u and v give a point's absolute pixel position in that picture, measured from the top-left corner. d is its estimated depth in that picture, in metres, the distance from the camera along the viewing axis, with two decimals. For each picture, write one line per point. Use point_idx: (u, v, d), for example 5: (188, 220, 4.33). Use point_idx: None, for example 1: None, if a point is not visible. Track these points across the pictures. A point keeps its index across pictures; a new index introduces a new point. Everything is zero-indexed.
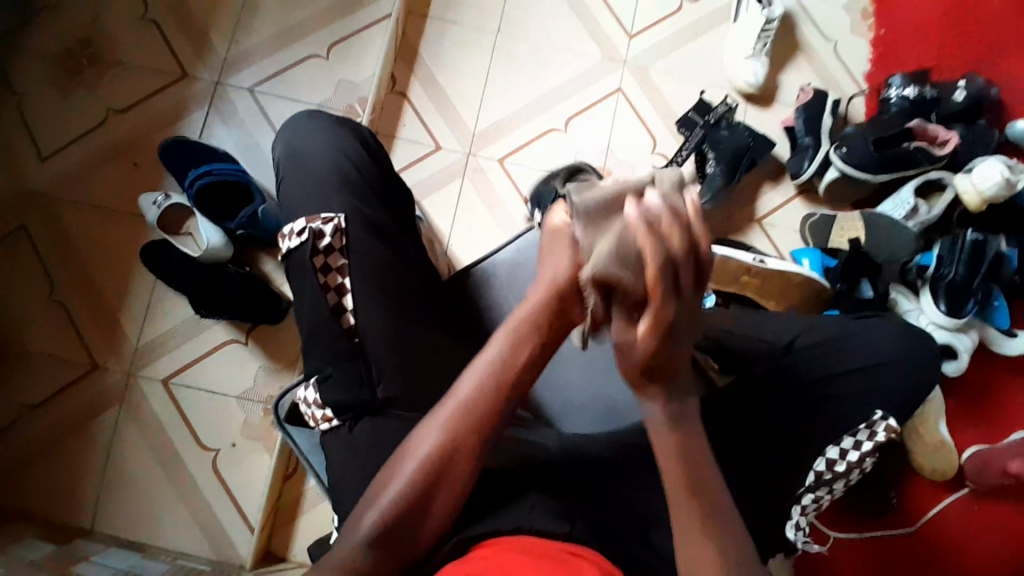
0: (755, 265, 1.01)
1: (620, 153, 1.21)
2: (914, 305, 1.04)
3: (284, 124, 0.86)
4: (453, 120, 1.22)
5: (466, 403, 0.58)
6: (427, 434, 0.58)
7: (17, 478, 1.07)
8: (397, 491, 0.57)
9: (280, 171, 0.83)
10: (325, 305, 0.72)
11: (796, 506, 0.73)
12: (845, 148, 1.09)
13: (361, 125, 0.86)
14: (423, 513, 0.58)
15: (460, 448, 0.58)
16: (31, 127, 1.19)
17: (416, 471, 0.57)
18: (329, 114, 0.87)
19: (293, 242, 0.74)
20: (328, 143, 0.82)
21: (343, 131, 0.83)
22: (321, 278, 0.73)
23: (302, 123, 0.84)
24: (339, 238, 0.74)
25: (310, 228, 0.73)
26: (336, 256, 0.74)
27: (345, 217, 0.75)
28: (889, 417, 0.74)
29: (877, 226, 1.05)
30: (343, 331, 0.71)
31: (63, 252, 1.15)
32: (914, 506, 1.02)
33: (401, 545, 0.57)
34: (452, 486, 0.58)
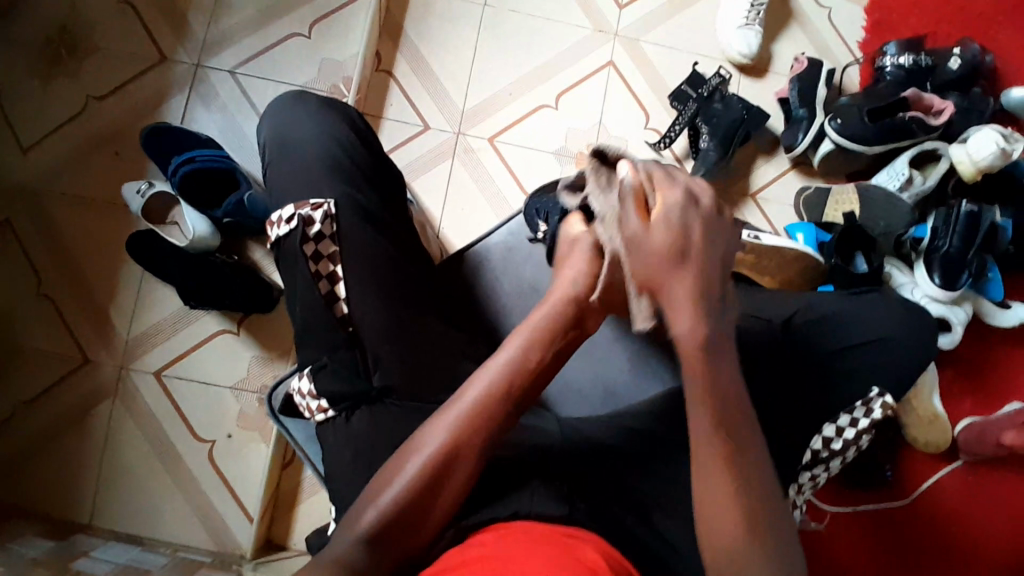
0: (751, 243, 0.99)
1: (613, 128, 1.19)
2: (909, 279, 1.04)
3: (268, 109, 0.84)
4: (441, 99, 1.20)
5: (471, 406, 0.59)
6: (430, 436, 0.58)
7: (12, 475, 1.07)
8: (397, 487, 0.57)
9: (266, 158, 0.81)
10: (317, 294, 0.71)
11: (793, 485, 0.75)
12: (839, 120, 1.07)
13: (348, 107, 0.84)
14: (422, 515, 0.57)
15: (463, 450, 0.58)
16: (6, 116, 1.16)
17: (417, 470, 0.57)
18: (315, 96, 0.84)
19: (283, 229, 0.72)
20: (315, 127, 0.80)
21: (331, 115, 0.81)
22: (312, 267, 0.71)
23: (287, 107, 0.82)
24: (329, 225, 0.73)
25: (300, 214, 0.72)
26: (328, 243, 0.72)
27: (335, 203, 0.73)
28: (885, 394, 0.75)
29: (873, 198, 1.05)
30: (337, 320, 0.70)
31: (47, 245, 1.12)
32: (908, 477, 1.03)
33: (399, 547, 0.55)
34: (454, 488, 0.58)
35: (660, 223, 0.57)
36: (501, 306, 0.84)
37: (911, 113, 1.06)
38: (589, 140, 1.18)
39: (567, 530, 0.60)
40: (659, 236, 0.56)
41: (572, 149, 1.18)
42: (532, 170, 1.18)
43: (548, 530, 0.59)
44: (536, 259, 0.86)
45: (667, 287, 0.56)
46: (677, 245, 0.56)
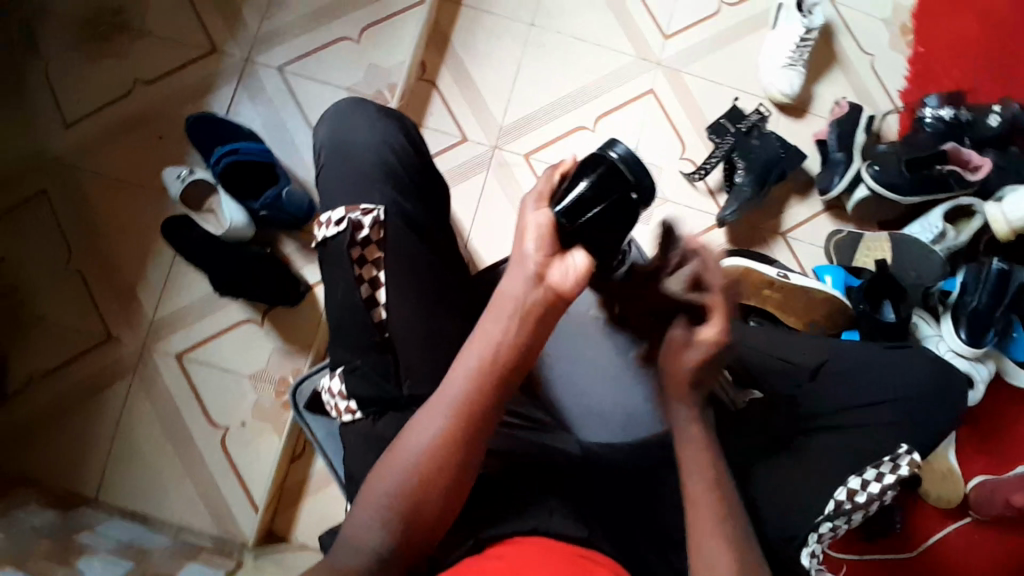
0: (778, 280, 1.00)
1: (649, 154, 1.20)
2: (935, 332, 1.03)
3: (325, 112, 0.85)
4: (481, 111, 1.21)
5: (456, 397, 0.58)
6: (420, 430, 0.59)
7: (25, 443, 1.08)
8: (397, 476, 0.58)
9: (318, 157, 0.82)
10: (357, 297, 0.72)
11: (813, 533, 0.72)
12: (877, 167, 1.08)
13: (401, 114, 0.85)
14: (421, 504, 0.58)
15: (453, 442, 0.58)
16: (55, 92, 1.18)
17: (415, 460, 0.58)
18: (372, 101, 0.85)
19: (330, 231, 0.74)
20: (368, 131, 0.81)
21: (384, 120, 0.82)
22: (356, 270, 0.72)
23: (344, 110, 0.83)
24: (377, 231, 0.73)
25: (350, 219, 0.73)
26: (374, 249, 0.73)
27: (384, 211, 0.74)
28: (913, 452, 0.74)
29: (905, 248, 1.05)
30: (376, 325, 0.71)
31: (82, 221, 1.14)
32: (919, 530, 1.02)
33: (406, 534, 0.57)
34: (449, 481, 0.58)
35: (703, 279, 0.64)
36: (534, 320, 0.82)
37: (949, 166, 1.06)
38: None
39: (582, 550, 0.61)
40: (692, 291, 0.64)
41: None
42: None
43: (562, 547, 0.60)
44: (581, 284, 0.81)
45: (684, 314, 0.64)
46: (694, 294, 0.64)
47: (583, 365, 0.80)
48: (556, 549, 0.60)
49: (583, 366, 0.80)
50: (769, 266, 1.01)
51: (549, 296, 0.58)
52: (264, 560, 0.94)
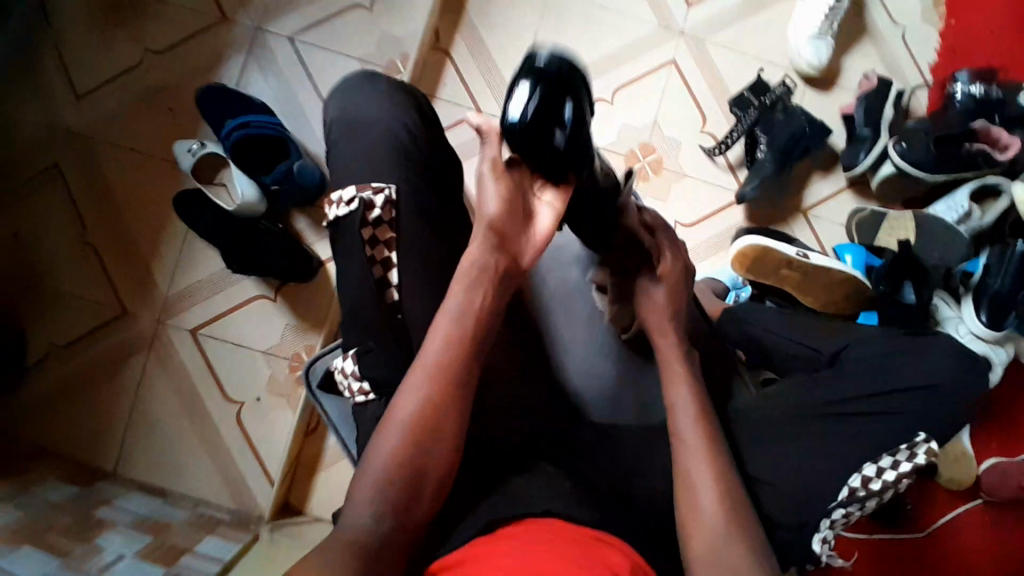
0: (797, 260, 0.98)
1: (668, 128, 1.17)
2: (954, 314, 1.01)
3: (340, 86, 0.83)
4: (496, 83, 1.18)
5: (438, 356, 0.60)
6: (405, 402, 0.59)
7: (44, 414, 1.09)
8: (388, 454, 0.57)
9: (331, 135, 0.80)
10: (370, 280, 0.70)
11: (824, 519, 0.70)
12: (904, 143, 1.04)
13: (416, 90, 0.84)
14: (416, 476, 0.58)
15: (441, 403, 0.59)
16: (64, 62, 1.17)
17: (403, 434, 0.58)
18: (385, 76, 0.83)
19: (342, 211, 0.72)
20: (383, 106, 0.79)
21: (399, 98, 0.80)
22: (368, 252, 0.71)
23: (359, 86, 0.81)
24: (388, 211, 0.72)
25: (361, 198, 0.71)
26: (385, 229, 0.71)
27: (396, 190, 0.72)
28: (931, 440, 0.72)
29: (930, 228, 1.00)
30: (388, 306, 0.70)
31: (95, 193, 1.14)
32: (932, 510, 1.00)
33: (406, 509, 0.57)
34: (440, 446, 0.59)
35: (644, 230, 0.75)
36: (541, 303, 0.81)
37: (978, 144, 1.03)
38: (641, 138, 1.17)
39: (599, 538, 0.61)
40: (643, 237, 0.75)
41: (624, 143, 1.17)
42: None
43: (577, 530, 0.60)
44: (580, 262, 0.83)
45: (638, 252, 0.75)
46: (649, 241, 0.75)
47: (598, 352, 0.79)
48: (571, 533, 0.59)
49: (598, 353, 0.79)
50: (788, 245, 0.98)
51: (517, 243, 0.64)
52: (280, 534, 0.96)
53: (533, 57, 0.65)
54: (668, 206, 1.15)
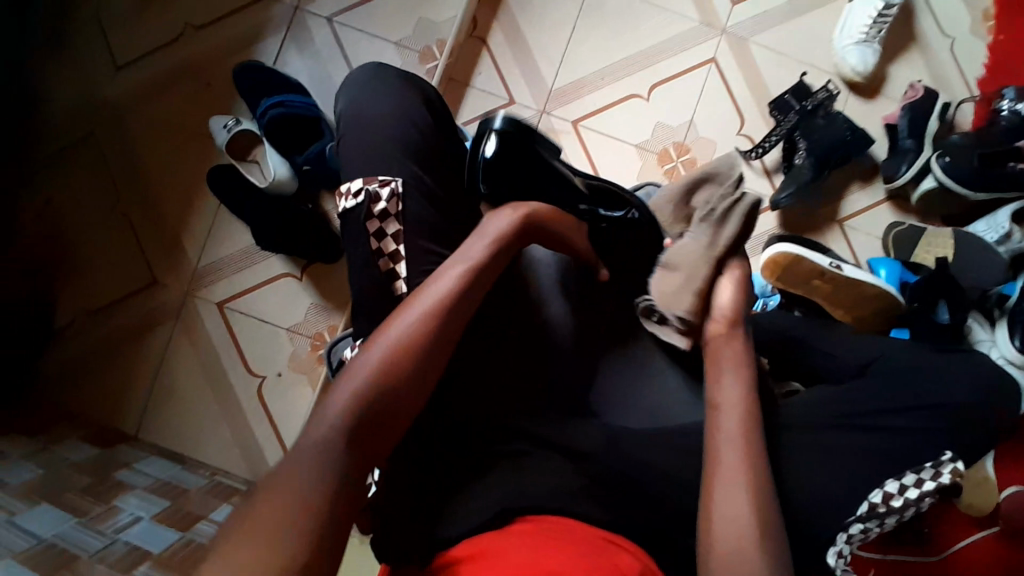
0: (831, 271, 0.96)
1: (703, 128, 1.15)
2: (988, 337, 0.97)
3: (348, 79, 0.85)
4: (531, 73, 1.17)
5: (433, 301, 0.62)
6: (398, 323, 0.61)
7: (70, 378, 1.12)
8: (371, 366, 0.58)
9: (340, 126, 0.81)
10: (377, 271, 0.72)
11: (841, 533, 0.69)
12: (947, 158, 1.00)
13: (425, 83, 0.84)
14: (391, 402, 0.57)
15: (429, 338, 0.60)
16: (108, 34, 1.19)
17: (390, 352, 0.58)
18: (394, 69, 0.85)
19: (349, 203, 0.73)
20: (392, 101, 0.80)
21: (410, 92, 0.81)
22: (374, 244, 0.72)
23: (365, 80, 0.83)
24: (394, 203, 0.73)
25: (367, 191, 0.73)
26: (391, 222, 0.72)
27: (402, 183, 0.74)
28: (957, 461, 0.71)
29: (969, 246, 0.98)
30: (395, 298, 0.71)
31: (129, 166, 1.16)
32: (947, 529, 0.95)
33: (375, 428, 0.56)
34: (420, 383, 0.60)
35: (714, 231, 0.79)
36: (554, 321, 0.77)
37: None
38: (674, 137, 1.15)
39: (608, 536, 0.61)
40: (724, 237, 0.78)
41: (656, 143, 1.15)
42: (613, 160, 1.15)
43: (586, 533, 0.60)
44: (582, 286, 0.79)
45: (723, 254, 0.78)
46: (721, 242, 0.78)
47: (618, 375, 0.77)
48: (580, 534, 0.59)
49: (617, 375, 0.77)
50: (822, 255, 0.97)
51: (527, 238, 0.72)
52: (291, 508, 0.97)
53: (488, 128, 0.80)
54: None
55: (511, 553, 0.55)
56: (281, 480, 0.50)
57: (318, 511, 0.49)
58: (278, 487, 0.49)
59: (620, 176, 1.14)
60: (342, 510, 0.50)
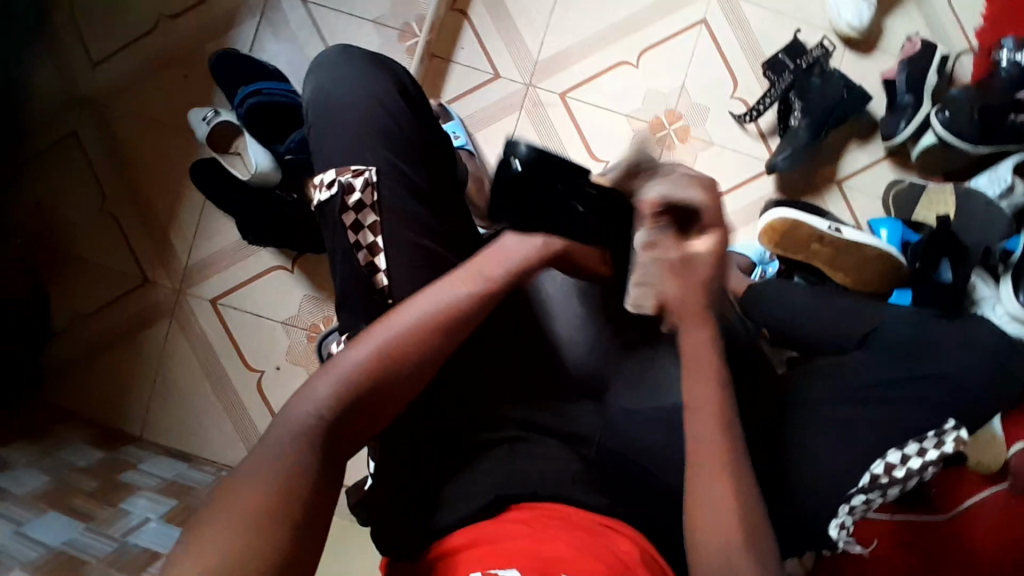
0: (829, 234, 0.94)
1: (694, 92, 1.11)
2: (991, 294, 0.91)
3: (313, 66, 0.83)
4: (516, 45, 1.13)
5: (432, 310, 0.60)
6: (398, 320, 0.59)
7: (70, 381, 1.12)
8: (363, 360, 0.57)
9: (309, 117, 0.79)
10: (357, 265, 0.71)
11: (843, 505, 0.69)
12: (947, 112, 0.97)
13: (393, 62, 0.82)
14: (376, 400, 0.57)
15: (427, 344, 0.59)
16: (81, 29, 1.15)
17: (385, 350, 0.57)
18: (362, 50, 0.83)
19: (324, 194, 0.73)
20: (366, 86, 0.78)
21: (379, 76, 0.79)
22: (352, 237, 0.71)
23: (332, 63, 0.81)
24: (369, 193, 0.72)
25: (340, 182, 0.72)
26: (367, 212, 0.71)
27: (376, 171, 0.73)
28: (961, 429, 0.70)
29: (970, 204, 0.94)
30: (377, 291, 0.70)
31: (112, 163, 1.14)
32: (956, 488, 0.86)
33: (353, 424, 0.55)
34: (410, 386, 0.59)
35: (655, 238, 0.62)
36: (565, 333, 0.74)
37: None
38: (665, 103, 1.11)
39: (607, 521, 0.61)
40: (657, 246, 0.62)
41: (647, 111, 1.11)
42: (603, 131, 1.12)
43: (586, 519, 0.60)
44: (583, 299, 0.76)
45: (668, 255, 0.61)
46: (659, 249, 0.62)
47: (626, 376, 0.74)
48: (578, 522, 0.59)
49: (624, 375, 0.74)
50: (820, 219, 0.95)
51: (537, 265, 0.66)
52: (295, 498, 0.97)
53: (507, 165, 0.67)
54: None
55: (506, 543, 0.55)
56: (249, 465, 0.50)
57: (273, 512, 0.47)
58: (246, 473, 0.49)
59: (612, 147, 1.11)
60: (302, 508, 0.49)
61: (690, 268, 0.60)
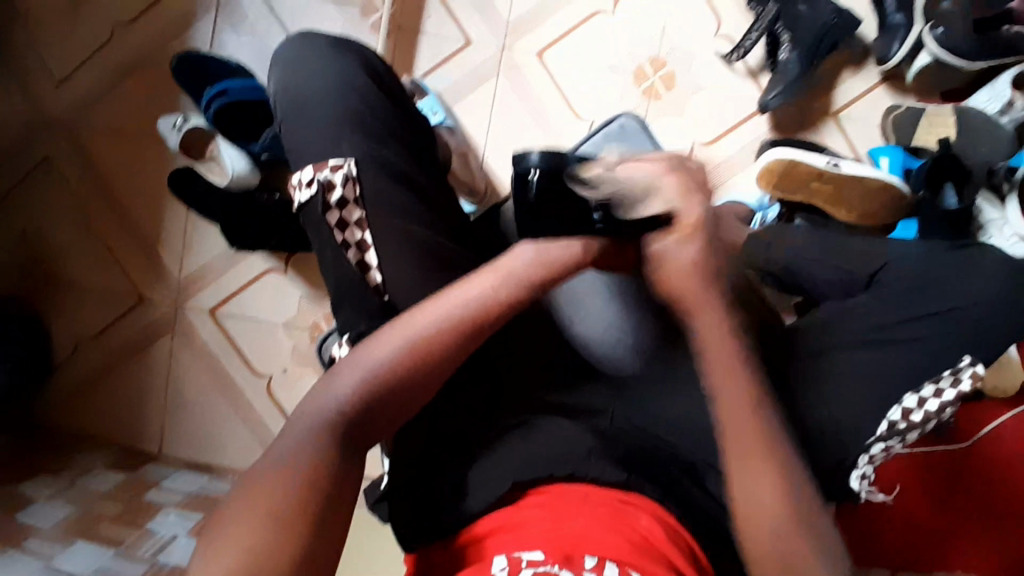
0: (827, 171, 0.90)
1: (677, 34, 1.06)
2: (999, 216, 0.89)
3: (275, 55, 0.78)
4: (485, 8, 1.08)
5: (455, 311, 0.58)
6: (420, 316, 0.57)
7: (85, 405, 1.13)
8: (383, 359, 0.55)
9: (278, 113, 0.75)
10: (346, 264, 0.68)
11: (863, 455, 0.68)
12: (942, 28, 0.91)
13: (363, 47, 0.78)
14: (394, 401, 0.55)
15: (448, 340, 0.57)
16: (35, 48, 1.12)
17: (405, 348, 0.55)
18: (326, 35, 0.79)
19: (304, 195, 0.69)
20: (333, 76, 0.74)
21: (345, 63, 0.75)
22: (338, 236, 0.68)
23: (295, 51, 0.76)
24: (351, 188, 0.68)
25: (319, 179, 0.68)
26: (351, 208, 0.68)
27: (355, 164, 0.69)
28: (976, 363, 0.69)
29: (971, 122, 0.91)
30: (371, 288, 0.67)
31: (90, 182, 1.12)
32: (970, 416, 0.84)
33: (369, 425, 0.54)
34: (429, 385, 0.57)
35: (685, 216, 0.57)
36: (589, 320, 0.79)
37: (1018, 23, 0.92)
38: (647, 49, 1.06)
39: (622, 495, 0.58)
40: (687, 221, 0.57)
41: (630, 63, 1.06)
42: (585, 88, 1.07)
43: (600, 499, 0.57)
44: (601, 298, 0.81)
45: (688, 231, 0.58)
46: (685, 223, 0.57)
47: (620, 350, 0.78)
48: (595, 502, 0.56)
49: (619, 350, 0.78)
50: (818, 154, 0.90)
51: (554, 276, 0.61)
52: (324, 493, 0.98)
53: (523, 183, 0.54)
54: (686, 123, 1.06)
55: (531, 526, 0.54)
56: (266, 463, 0.49)
57: (295, 522, 0.46)
58: (265, 470, 0.48)
59: (597, 103, 1.07)
60: (322, 515, 0.47)
61: (705, 224, 0.58)
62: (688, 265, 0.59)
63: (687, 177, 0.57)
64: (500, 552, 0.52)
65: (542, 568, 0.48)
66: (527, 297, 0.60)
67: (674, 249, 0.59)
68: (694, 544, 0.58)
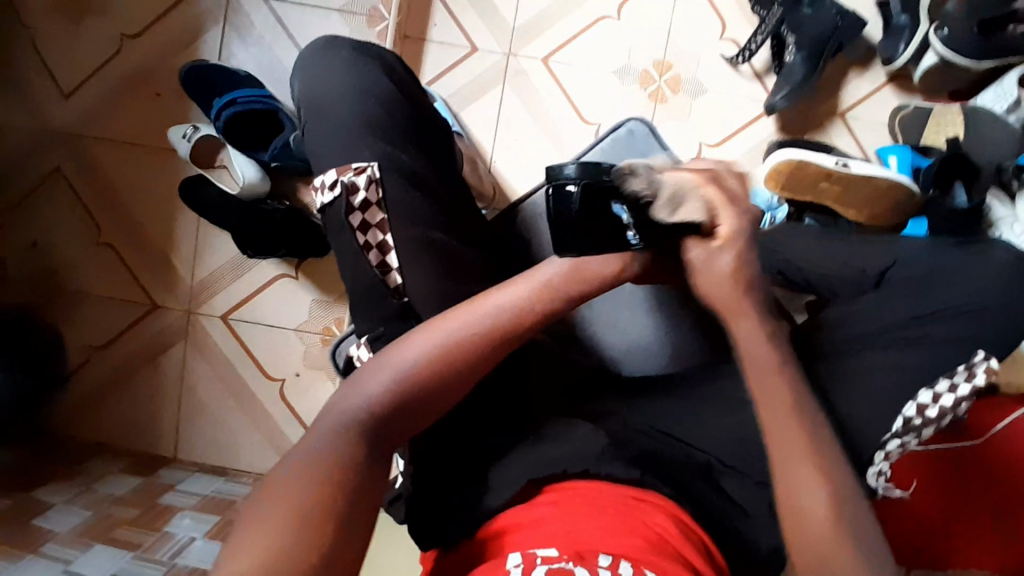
0: (837, 171, 0.89)
1: (682, 37, 1.06)
2: (1009, 213, 0.89)
3: (297, 61, 0.79)
4: (490, 15, 1.09)
5: (488, 316, 0.58)
6: (452, 320, 0.58)
7: (98, 413, 1.14)
8: (415, 362, 0.55)
9: (301, 114, 0.76)
10: (368, 267, 0.68)
11: (879, 453, 0.67)
12: (947, 29, 0.91)
13: (385, 51, 0.79)
14: (427, 404, 0.55)
15: (477, 347, 0.57)
16: (46, 62, 1.13)
17: (436, 351, 0.56)
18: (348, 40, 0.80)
19: (326, 197, 0.70)
20: (352, 78, 0.74)
21: (365, 66, 0.76)
22: (360, 238, 0.69)
23: (316, 56, 0.77)
24: (374, 191, 0.69)
25: (342, 182, 0.68)
26: (374, 210, 0.69)
27: (378, 167, 0.69)
28: (991, 358, 0.69)
29: (978, 121, 0.91)
30: (392, 291, 0.68)
31: (101, 193, 1.13)
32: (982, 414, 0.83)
33: (397, 427, 0.54)
34: (460, 386, 0.57)
35: (732, 238, 0.57)
36: (618, 320, 0.90)
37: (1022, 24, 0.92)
38: (652, 52, 1.07)
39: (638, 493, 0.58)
40: (730, 231, 0.57)
41: (635, 66, 1.07)
42: (592, 91, 1.08)
43: (616, 494, 0.57)
44: (631, 307, 0.91)
45: (731, 249, 0.57)
46: (730, 236, 0.57)
47: (634, 349, 0.90)
48: (610, 497, 0.56)
49: (634, 349, 0.90)
50: (828, 154, 0.89)
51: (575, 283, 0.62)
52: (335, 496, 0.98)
53: (562, 199, 0.53)
54: (692, 126, 1.06)
55: (543, 524, 0.54)
56: (293, 456, 0.49)
57: (318, 521, 0.45)
58: (292, 466, 0.48)
59: (603, 108, 1.08)
60: (345, 515, 0.47)
61: (744, 235, 0.57)
62: (727, 276, 0.58)
63: (726, 188, 0.56)
64: (516, 549, 0.52)
65: (556, 564, 0.48)
66: (556, 310, 0.60)
67: (712, 257, 0.58)
68: (710, 543, 0.57)
